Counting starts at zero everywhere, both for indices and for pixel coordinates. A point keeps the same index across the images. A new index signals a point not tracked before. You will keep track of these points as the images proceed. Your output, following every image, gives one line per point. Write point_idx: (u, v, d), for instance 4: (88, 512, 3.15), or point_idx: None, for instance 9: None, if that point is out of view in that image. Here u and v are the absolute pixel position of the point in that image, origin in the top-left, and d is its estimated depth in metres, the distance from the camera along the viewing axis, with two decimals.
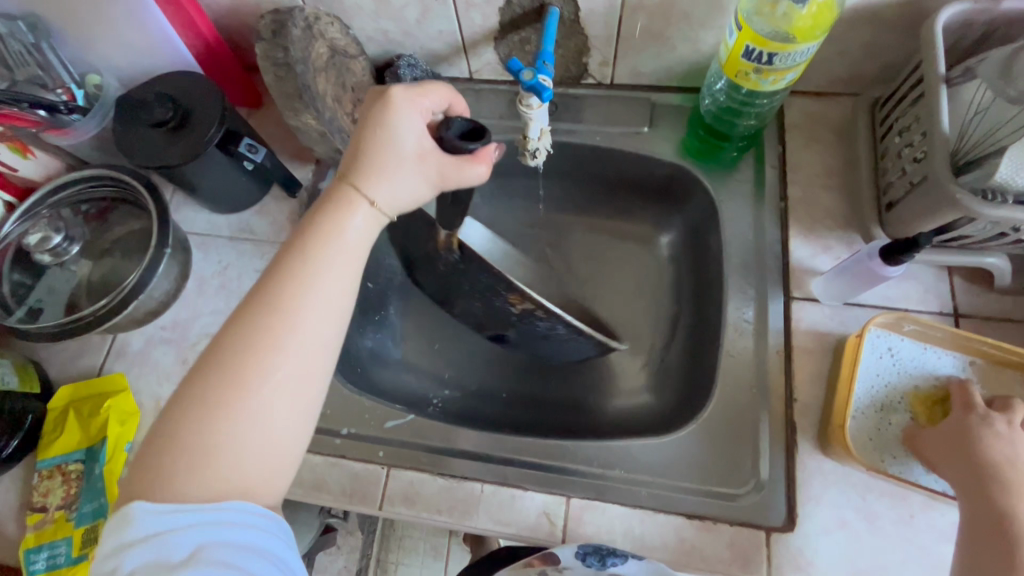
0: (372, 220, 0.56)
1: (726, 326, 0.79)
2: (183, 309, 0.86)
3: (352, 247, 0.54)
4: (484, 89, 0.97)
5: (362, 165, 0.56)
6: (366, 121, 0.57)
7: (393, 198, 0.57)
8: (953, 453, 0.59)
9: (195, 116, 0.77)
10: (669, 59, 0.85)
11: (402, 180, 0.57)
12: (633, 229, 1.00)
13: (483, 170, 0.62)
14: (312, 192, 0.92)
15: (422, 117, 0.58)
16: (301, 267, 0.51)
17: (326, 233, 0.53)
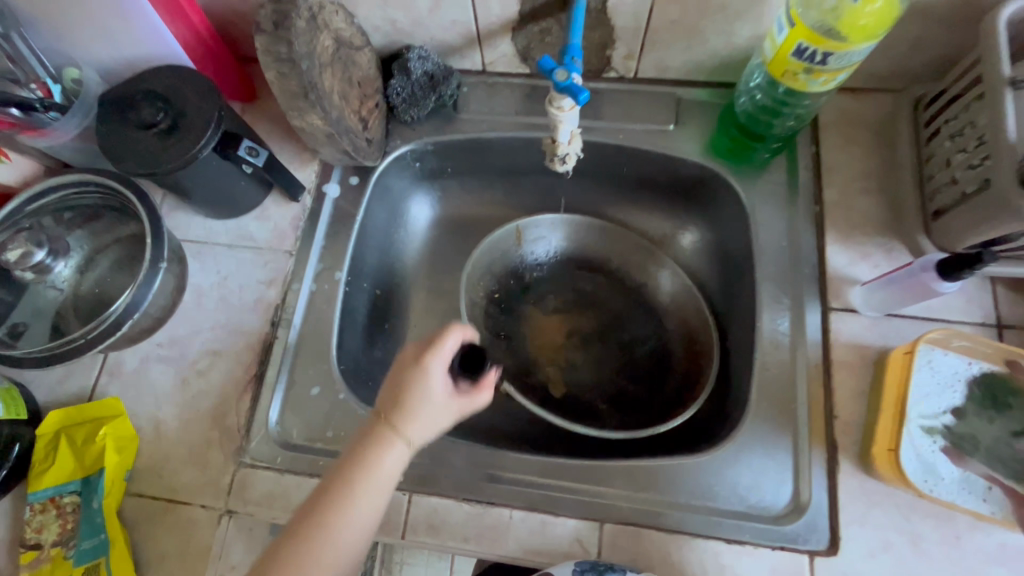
0: (405, 454, 0.58)
1: (761, 337, 0.76)
2: (181, 325, 0.80)
3: (387, 481, 0.57)
4: (498, 82, 0.91)
5: (396, 407, 0.59)
6: (398, 372, 0.61)
7: (424, 431, 0.60)
8: None
9: (188, 117, 0.70)
10: (699, 53, 0.80)
11: (430, 413, 0.60)
12: (668, 223, 0.94)
13: (488, 394, 0.66)
14: (316, 195, 0.86)
15: (443, 360, 0.62)
16: (339, 491, 0.55)
17: (363, 469, 0.56)
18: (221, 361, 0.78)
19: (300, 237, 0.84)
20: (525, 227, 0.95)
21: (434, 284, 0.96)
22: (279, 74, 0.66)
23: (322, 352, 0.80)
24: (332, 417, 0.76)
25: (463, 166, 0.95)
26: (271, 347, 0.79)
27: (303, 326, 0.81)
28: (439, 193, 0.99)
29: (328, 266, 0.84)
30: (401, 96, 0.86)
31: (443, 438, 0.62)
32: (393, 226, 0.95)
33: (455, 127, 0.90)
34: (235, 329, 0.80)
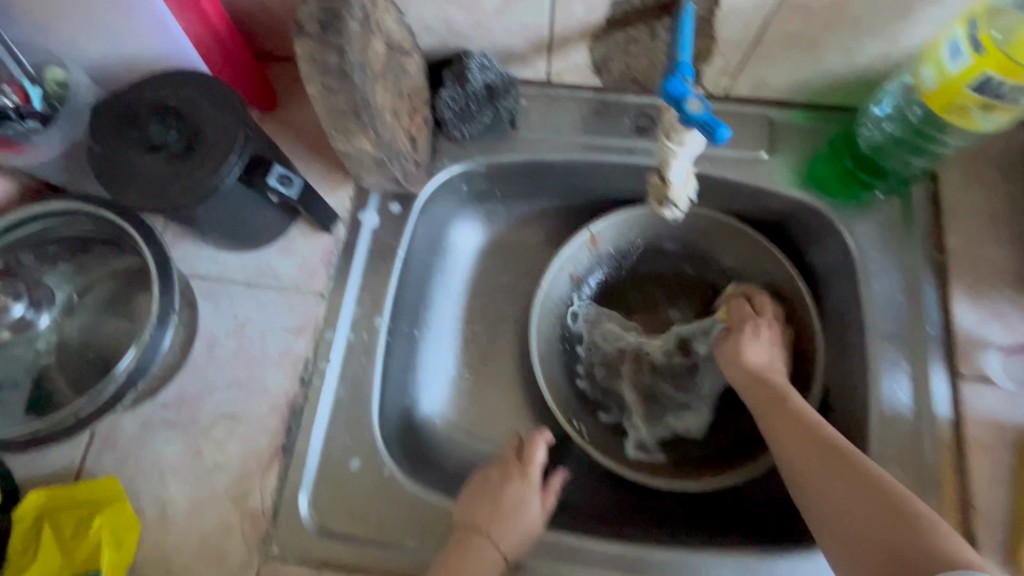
0: (498, 564, 0.59)
1: (880, 408, 0.65)
2: (192, 382, 0.67)
3: None
4: (563, 95, 0.78)
5: (494, 512, 0.62)
6: (499, 480, 0.64)
7: (517, 540, 0.61)
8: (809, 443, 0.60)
9: (204, 137, 0.57)
10: (807, 72, 0.69)
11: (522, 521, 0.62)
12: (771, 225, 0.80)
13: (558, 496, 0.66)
14: (351, 225, 0.73)
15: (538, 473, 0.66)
16: None
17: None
18: (240, 426, 0.66)
19: (333, 276, 0.71)
20: (599, 233, 0.81)
21: (479, 324, 0.84)
22: (325, 88, 0.53)
23: (361, 417, 0.67)
24: (378, 496, 0.64)
25: (516, 189, 0.82)
26: (301, 411, 0.66)
27: (338, 384, 0.68)
28: (486, 217, 0.86)
29: (366, 312, 0.71)
30: (453, 110, 0.73)
31: (533, 535, 0.62)
32: (433, 258, 0.82)
33: (512, 146, 0.77)
34: (257, 388, 0.67)
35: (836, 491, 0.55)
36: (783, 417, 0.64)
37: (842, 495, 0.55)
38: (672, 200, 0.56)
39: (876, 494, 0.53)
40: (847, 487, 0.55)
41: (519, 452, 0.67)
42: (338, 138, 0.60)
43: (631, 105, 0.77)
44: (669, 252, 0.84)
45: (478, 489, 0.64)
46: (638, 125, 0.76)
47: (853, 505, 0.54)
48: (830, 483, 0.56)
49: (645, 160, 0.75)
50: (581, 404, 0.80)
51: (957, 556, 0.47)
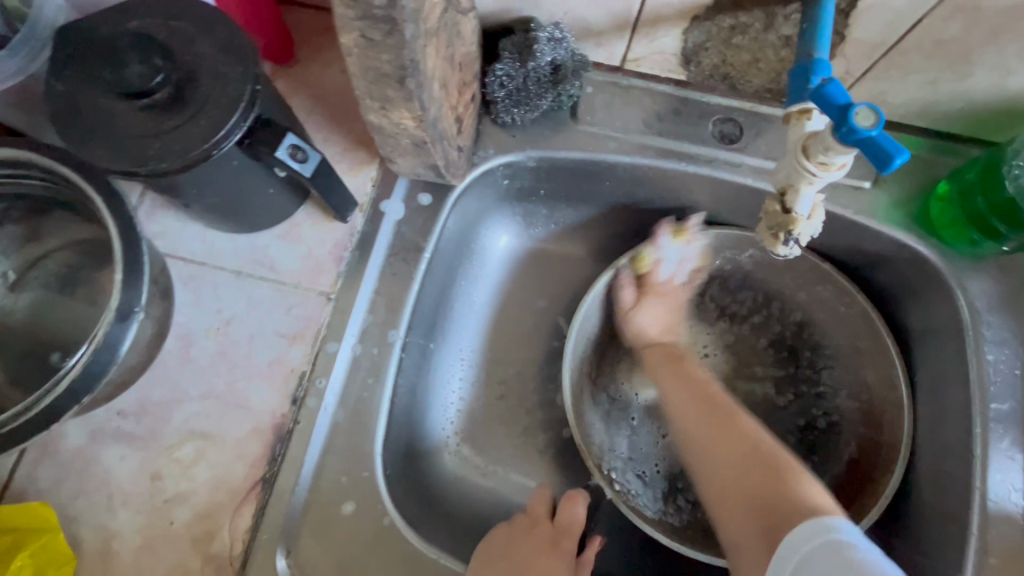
0: None
1: (988, 508, 0.54)
2: (159, 388, 0.55)
3: None
4: (637, 86, 0.66)
5: None
6: (522, 544, 0.53)
7: None
8: (693, 405, 0.58)
9: (199, 86, 0.44)
10: (940, 92, 0.58)
11: None
12: (861, 268, 0.68)
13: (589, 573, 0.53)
14: (371, 214, 0.61)
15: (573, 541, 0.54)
16: None
17: None
18: (213, 448, 0.54)
19: (344, 274, 0.59)
20: (653, 254, 0.68)
21: (504, 344, 0.72)
22: (365, 39, 0.40)
23: (363, 452, 0.55)
24: (375, 552, 0.52)
25: (564, 191, 0.70)
26: (288, 437, 0.54)
27: (338, 407, 0.56)
28: (523, 218, 0.73)
29: (379, 322, 0.58)
30: (506, 89, 0.61)
31: None
32: (459, 263, 0.69)
33: (571, 140, 0.65)
34: (237, 403, 0.55)
35: (712, 447, 0.53)
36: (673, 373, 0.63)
37: (720, 464, 0.52)
38: (793, 235, 0.45)
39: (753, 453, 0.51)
40: (720, 453, 0.53)
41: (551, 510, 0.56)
42: (374, 107, 0.47)
43: (716, 108, 0.65)
44: (732, 281, 0.72)
45: (495, 551, 0.53)
46: (722, 132, 0.64)
47: (724, 479, 0.51)
48: (699, 446, 0.55)
49: (725, 175, 0.63)
50: (615, 453, 0.68)
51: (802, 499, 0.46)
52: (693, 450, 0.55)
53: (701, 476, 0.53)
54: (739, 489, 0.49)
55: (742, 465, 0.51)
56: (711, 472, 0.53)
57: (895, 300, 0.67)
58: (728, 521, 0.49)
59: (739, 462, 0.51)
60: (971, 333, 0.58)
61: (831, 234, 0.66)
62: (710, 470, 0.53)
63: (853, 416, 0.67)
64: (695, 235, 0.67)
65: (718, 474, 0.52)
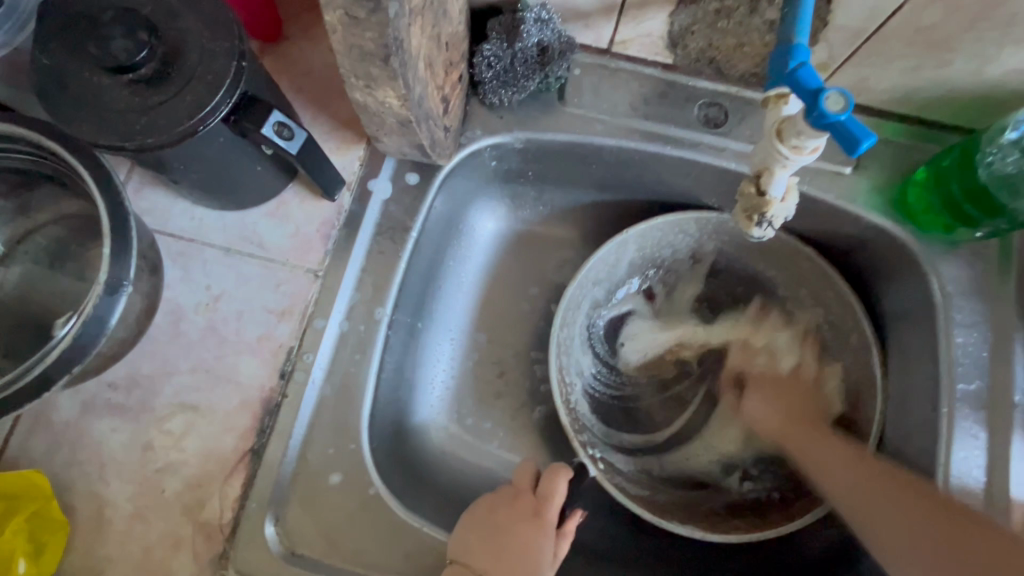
0: None
1: (951, 484, 0.57)
2: (148, 362, 0.56)
3: None
4: (625, 70, 0.66)
5: (491, 547, 0.53)
6: (501, 509, 0.56)
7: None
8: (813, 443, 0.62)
9: (184, 62, 0.44)
10: (920, 78, 0.58)
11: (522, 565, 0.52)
12: (842, 252, 0.69)
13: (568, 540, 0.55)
14: (358, 192, 0.61)
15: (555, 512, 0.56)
16: None
17: None
18: (202, 421, 0.55)
19: (331, 253, 0.60)
20: (639, 235, 0.69)
21: (490, 324, 0.74)
22: (349, 17, 0.40)
23: (349, 425, 0.56)
24: (361, 521, 0.54)
25: (551, 172, 0.70)
26: (276, 411, 0.56)
27: (325, 381, 0.57)
28: (511, 199, 0.74)
29: (366, 299, 0.59)
30: (493, 69, 0.62)
31: None
32: (447, 243, 0.70)
33: (558, 122, 0.65)
34: (225, 377, 0.56)
35: (834, 467, 0.59)
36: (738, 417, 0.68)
37: (849, 480, 0.57)
38: (766, 216, 0.46)
39: (865, 468, 0.57)
40: (851, 472, 0.58)
41: (535, 483, 0.58)
42: (359, 85, 0.48)
43: (703, 92, 0.65)
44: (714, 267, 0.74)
45: (475, 514, 0.56)
46: (707, 116, 0.65)
47: (853, 486, 0.57)
48: (820, 458, 0.60)
49: (709, 159, 0.64)
50: (596, 429, 0.70)
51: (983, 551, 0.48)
52: (828, 484, 0.59)
53: (818, 476, 0.60)
54: (879, 493, 0.55)
55: (880, 475, 0.56)
56: (837, 486, 0.58)
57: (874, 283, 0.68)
58: (897, 559, 0.52)
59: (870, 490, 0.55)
60: (942, 316, 0.60)
61: (812, 218, 0.67)
62: (840, 484, 0.58)
63: (829, 396, 0.69)
64: (683, 220, 0.69)
65: (855, 486, 0.56)
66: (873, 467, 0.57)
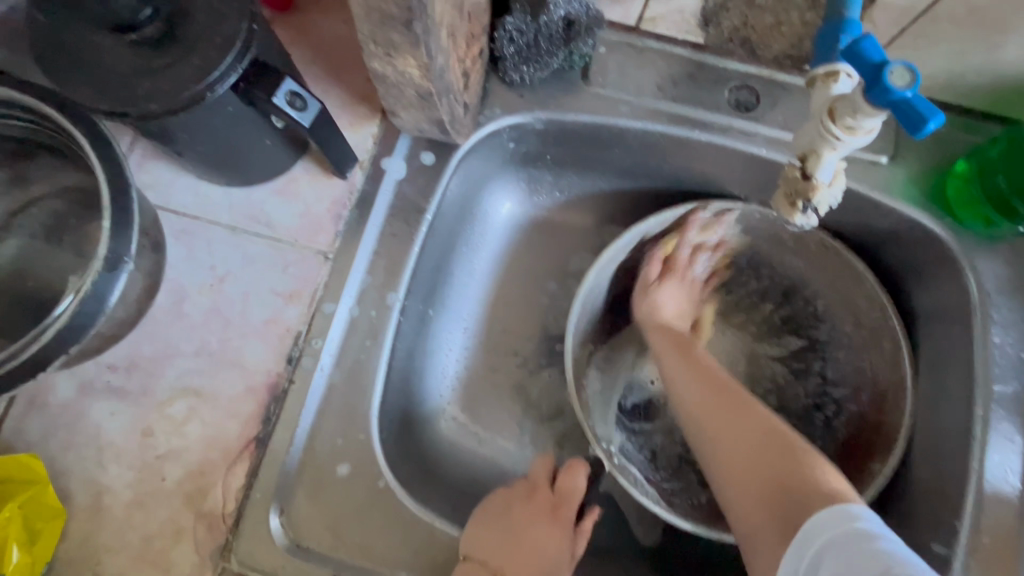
0: None
1: (986, 490, 0.54)
2: (149, 344, 0.54)
3: None
4: (651, 49, 0.63)
5: (506, 538, 0.51)
6: (517, 502, 0.54)
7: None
8: (698, 375, 0.60)
9: (191, 24, 0.41)
10: (967, 63, 0.55)
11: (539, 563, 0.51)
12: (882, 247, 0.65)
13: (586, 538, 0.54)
14: (371, 171, 0.59)
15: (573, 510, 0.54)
16: None
17: None
18: (205, 406, 0.53)
19: (342, 234, 0.57)
20: (661, 222, 0.66)
21: (504, 312, 0.71)
22: None
23: (359, 414, 0.54)
24: (370, 514, 0.52)
25: (571, 156, 0.67)
26: (282, 398, 0.54)
27: (334, 368, 0.55)
28: (529, 183, 0.71)
29: (378, 283, 0.57)
30: (516, 45, 0.59)
31: None
32: (461, 227, 0.68)
33: (580, 103, 0.62)
34: (230, 362, 0.54)
35: (725, 432, 0.54)
36: (684, 360, 0.62)
37: (740, 445, 0.52)
38: (811, 204, 0.43)
39: (759, 426, 0.53)
40: (731, 430, 0.54)
41: (552, 478, 0.56)
42: (377, 55, 0.45)
43: (734, 74, 0.62)
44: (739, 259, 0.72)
45: (491, 505, 0.54)
46: (738, 99, 0.62)
47: (737, 451, 0.52)
48: (711, 423, 0.56)
49: (739, 144, 0.61)
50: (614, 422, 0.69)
51: (826, 487, 0.46)
52: (715, 446, 0.54)
53: (708, 448, 0.55)
54: (746, 458, 0.51)
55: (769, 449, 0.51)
56: (721, 446, 0.54)
57: (913, 283, 0.64)
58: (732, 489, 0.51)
59: (749, 454, 0.51)
60: (980, 316, 0.58)
61: (846, 210, 0.64)
62: (732, 454, 0.52)
63: (854, 395, 0.66)
64: (708, 210, 0.66)
65: (739, 460, 0.52)
66: (761, 424, 0.53)
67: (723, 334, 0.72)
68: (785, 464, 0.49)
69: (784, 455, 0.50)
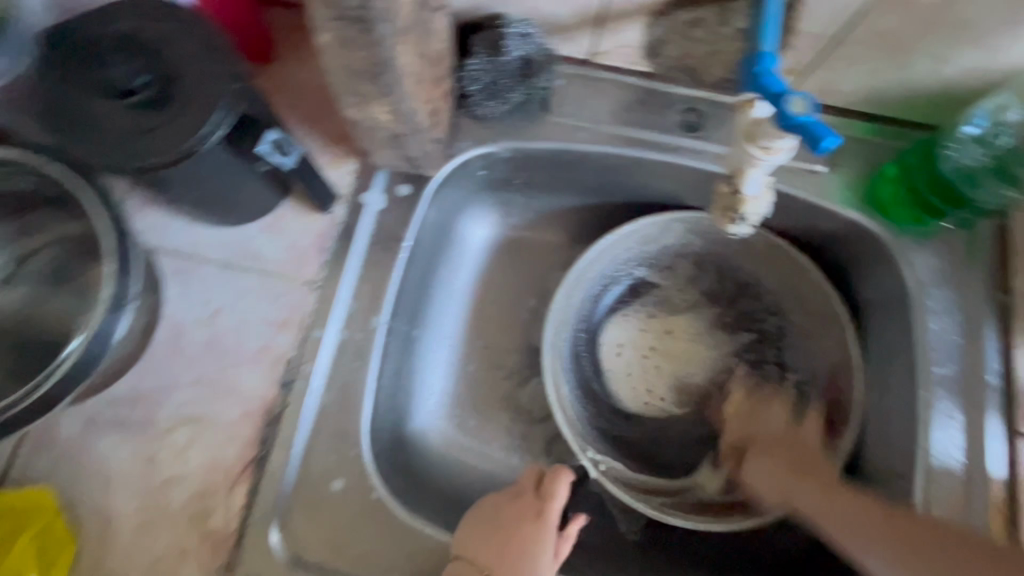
0: None
1: (933, 464, 0.59)
2: (150, 377, 0.58)
3: None
4: (604, 79, 0.69)
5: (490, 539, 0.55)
6: (501, 507, 0.57)
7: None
8: (790, 478, 0.59)
9: (182, 86, 0.46)
10: (884, 80, 0.62)
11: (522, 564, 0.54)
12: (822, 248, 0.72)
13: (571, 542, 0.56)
14: (352, 205, 0.63)
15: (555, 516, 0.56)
16: None
17: None
18: (205, 432, 0.57)
19: (327, 264, 0.62)
20: (626, 235, 0.72)
21: (485, 329, 0.76)
22: (341, 38, 0.43)
23: (350, 431, 0.58)
24: (365, 524, 0.56)
25: (539, 180, 0.73)
26: (277, 420, 0.57)
27: (325, 390, 0.59)
28: (501, 206, 0.76)
29: (363, 308, 0.61)
30: (479, 83, 0.64)
31: None
32: (439, 250, 0.72)
33: (543, 131, 0.68)
34: (227, 389, 0.58)
35: (833, 513, 0.54)
36: (779, 456, 0.62)
37: (853, 520, 0.53)
38: (741, 215, 0.48)
39: (853, 505, 0.54)
40: (847, 510, 0.54)
41: (538, 483, 0.59)
42: (350, 103, 0.50)
43: (680, 98, 0.68)
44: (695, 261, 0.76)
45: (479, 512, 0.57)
46: (686, 120, 0.68)
47: (860, 529, 0.52)
48: (815, 508, 0.56)
49: (690, 161, 0.67)
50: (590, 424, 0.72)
51: (966, 534, 0.49)
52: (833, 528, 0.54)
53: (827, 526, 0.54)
54: (867, 535, 0.52)
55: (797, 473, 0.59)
56: (844, 529, 0.53)
57: (852, 278, 0.71)
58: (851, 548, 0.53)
59: (853, 527, 0.53)
60: (918, 305, 0.63)
61: (792, 214, 0.70)
62: (854, 536, 0.52)
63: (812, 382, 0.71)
64: (670, 221, 0.72)
65: (850, 522, 0.53)
66: (853, 501, 0.54)
67: (683, 336, 0.74)
68: (892, 519, 0.51)
69: (891, 514, 0.52)
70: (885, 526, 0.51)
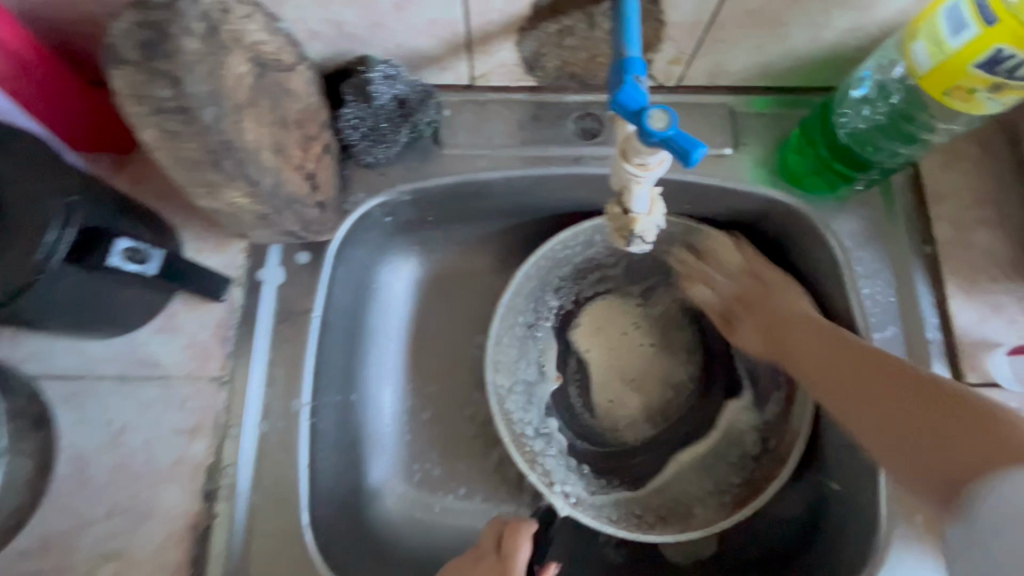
0: None
1: None
2: (58, 518, 0.53)
3: None
4: (493, 101, 0.66)
5: None
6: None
7: None
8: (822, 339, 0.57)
9: (7, 214, 0.42)
10: (768, 54, 0.60)
11: None
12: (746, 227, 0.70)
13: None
14: (249, 286, 0.59)
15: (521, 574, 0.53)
16: None
17: None
18: (130, 566, 0.52)
19: (233, 354, 0.57)
20: (548, 254, 0.70)
21: (425, 377, 0.72)
22: (165, 132, 0.40)
23: (288, 529, 0.54)
24: None
25: (451, 214, 0.69)
26: (206, 535, 0.53)
27: (254, 491, 0.55)
28: (419, 248, 0.72)
29: (280, 394, 0.57)
30: (359, 131, 0.60)
31: None
32: (362, 307, 0.68)
33: (439, 166, 0.64)
34: (145, 513, 0.53)
35: (857, 403, 0.51)
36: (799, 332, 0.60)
37: (870, 421, 0.50)
38: (636, 233, 0.47)
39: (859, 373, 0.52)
40: (870, 412, 0.50)
41: (499, 543, 0.56)
42: (204, 192, 0.46)
43: (573, 106, 0.66)
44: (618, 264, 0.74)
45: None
46: (583, 128, 0.65)
47: (873, 425, 0.49)
48: (855, 395, 0.52)
49: (595, 169, 0.65)
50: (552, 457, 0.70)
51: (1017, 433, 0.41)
52: (857, 425, 0.51)
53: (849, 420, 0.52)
54: (898, 427, 0.47)
55: (839, 343, 0.56)
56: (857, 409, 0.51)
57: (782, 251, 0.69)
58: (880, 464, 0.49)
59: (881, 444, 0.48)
60: (846, 272, 0.62)
61: (708, 202, 0.67)
62: (862, 423, 0.50)
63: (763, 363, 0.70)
64: (588, 233, 0.69)
65: (864, 424, 0.50)
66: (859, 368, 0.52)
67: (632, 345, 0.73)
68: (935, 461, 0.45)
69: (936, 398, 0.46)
70: (882, 395, 0.50)
